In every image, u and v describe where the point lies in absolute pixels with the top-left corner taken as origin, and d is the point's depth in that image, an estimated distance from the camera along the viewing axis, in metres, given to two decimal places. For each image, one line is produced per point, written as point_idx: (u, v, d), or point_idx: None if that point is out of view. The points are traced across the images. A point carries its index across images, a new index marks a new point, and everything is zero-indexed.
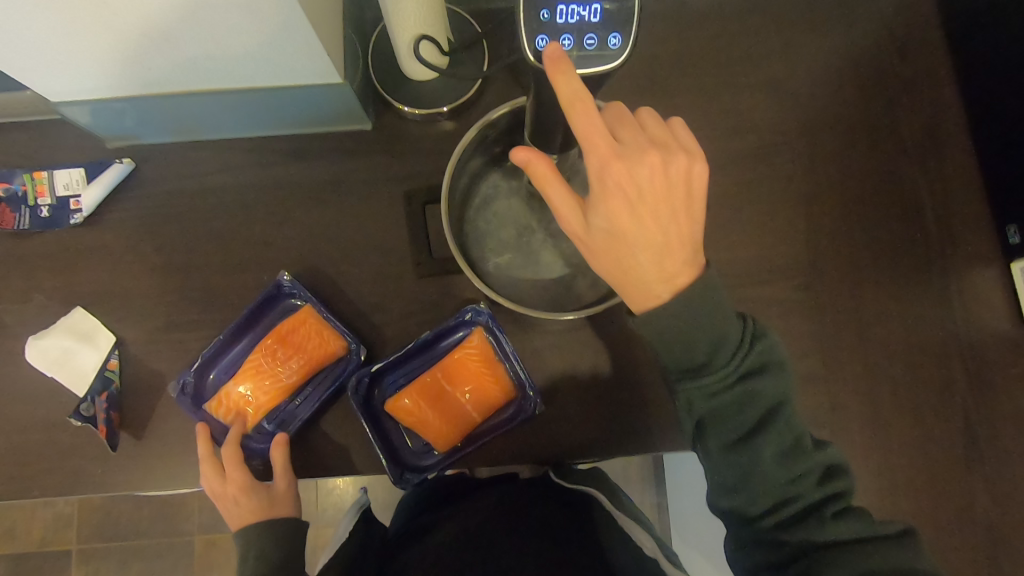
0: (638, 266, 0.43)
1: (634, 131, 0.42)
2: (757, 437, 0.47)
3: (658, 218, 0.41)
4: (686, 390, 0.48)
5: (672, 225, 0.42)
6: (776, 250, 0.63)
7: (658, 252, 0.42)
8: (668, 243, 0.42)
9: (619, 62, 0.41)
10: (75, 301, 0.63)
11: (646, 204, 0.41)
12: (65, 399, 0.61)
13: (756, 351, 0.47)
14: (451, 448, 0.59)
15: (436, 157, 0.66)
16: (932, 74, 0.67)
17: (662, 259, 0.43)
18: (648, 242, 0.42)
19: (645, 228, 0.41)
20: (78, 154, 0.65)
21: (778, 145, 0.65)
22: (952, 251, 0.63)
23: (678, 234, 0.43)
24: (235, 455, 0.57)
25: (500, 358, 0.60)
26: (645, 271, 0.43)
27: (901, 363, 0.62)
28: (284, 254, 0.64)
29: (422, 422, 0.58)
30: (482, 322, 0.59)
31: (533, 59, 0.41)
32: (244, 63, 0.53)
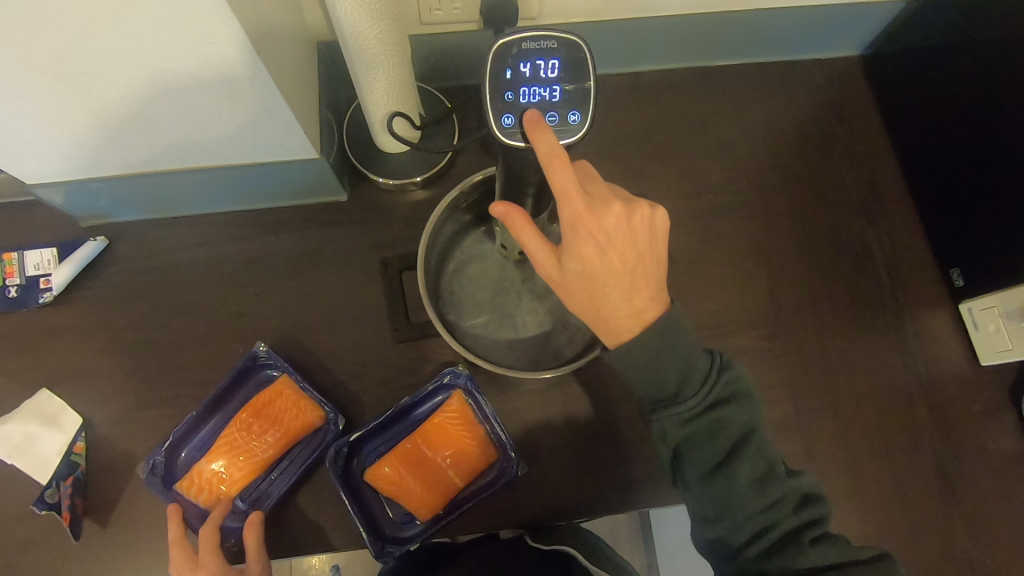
0: (609, 304, 0.45)
1: (599, 185, 0.45)
2: (731, 465, 0.48)
3: (626, 262, 0.43)
4: (661, 420, 0.49)
5: (638, 266, 0.44)
6: (741, 301, 0.66)
7: (625, 292, 0.45)
8: (635, 282, 0.45)
9: (580, 135, 0.44)
10: (40, 383, 0.61)
11: (614, 248, 0.43)
12: (25, 487, 0.58)
13: (724, 379, 0.49)
14: (433, 515, 0.58)
15: (410, 224, 0.68)
16: (867, 133, 0.73)
17: (631, 296, 0.45)
18: (616, 283, 0.44)
19: (614, 270, 0.43)
20: (51, 234, 0.65)
21: (734, 202, 0.70)
22: (904, 294, 0.67)
23: (644, 275, 0.45)
24: (210, 539, 0.53)
25: (480, 421, 0.59)
26: (615, 308, 0.45)
27: (869, 406, 0.64)
28: (261, 325, 0.64)
29: (402, 489, 0.57)
30: (462, 384, 0.60)
31: (500, 135, 0.44)
32: (222, 143, 0.55)
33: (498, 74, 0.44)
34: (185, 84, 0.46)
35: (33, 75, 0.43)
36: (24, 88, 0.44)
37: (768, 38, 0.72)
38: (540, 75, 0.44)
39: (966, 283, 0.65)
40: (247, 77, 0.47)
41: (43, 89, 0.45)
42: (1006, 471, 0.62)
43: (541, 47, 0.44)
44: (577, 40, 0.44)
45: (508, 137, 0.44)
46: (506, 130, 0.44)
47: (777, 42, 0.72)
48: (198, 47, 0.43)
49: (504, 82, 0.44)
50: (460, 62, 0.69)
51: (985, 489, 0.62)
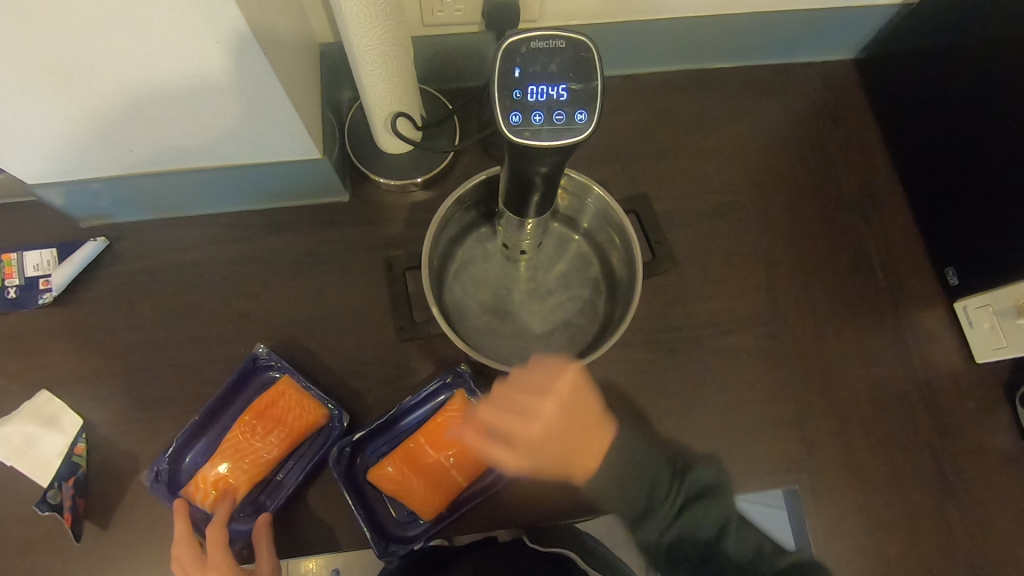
0: (575, 460, 0.52)
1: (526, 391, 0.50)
2: (715, 556, 0.54)
3: (578, 423, 0.51)
4: (644, 532, 0.55)
5: (581, 409, 0.51)
6: (740, 300, 0.67)
7: (585, 435, 0.52)
8: (587, 429, 0.52)
9: (588, 133, 0.43)
10: (40, 384, 0.61)
11: (562, 433, 0.50)
12: (24, 490, 0.57)
13: (686, 481, 0.56)
14: (437, 515, 0.58)
15: (412, 224, 0.68)
16: (862, 136, 0.74)
17: (589, 442, 0.52)
18: (576, 456, 0.52)
19: (569, 443, 0.51)
20: (51, 234, 0.65)
21: (733, 203, 0.71)
22: (900, 293, 0.68)
23: (591, 419, 0.52)
24: (218, 538, 0.53)
25: None
26: (584, 451, 0.52)
27: (867, 403, 0.64)
28: (262, 326, 0.64)
29: (407, 489, 0.57)
30: (464, 383, 0.60)
31: (507, 133, 0.44)
32: (225, 142, 0.55)
33: (506, 73, 0.44)
34: (189, 83, 0.47)
35: (40, 74, 0.43)
36: (32, 87, 0.44)
37: (764, 42, 0.73)
38: (548, 74, 0.44)
39: (960, 282, 0.66)
40: (254, 79, 0.47)
41: (49, 88, 0.45)
42: (1001, 467, 0.63)
43: (550, 47, 0.44)
44: (586, 41, 0.44)
45: (515, 134, 0.44)
46: (513, 128, 0.43)
47: (772, 45, 0.73)
48: (206, 46, 0.43)
49: (513, 81, 0.44)
50: (461, 64, 0.70)
51: (981, 485, 0.62)
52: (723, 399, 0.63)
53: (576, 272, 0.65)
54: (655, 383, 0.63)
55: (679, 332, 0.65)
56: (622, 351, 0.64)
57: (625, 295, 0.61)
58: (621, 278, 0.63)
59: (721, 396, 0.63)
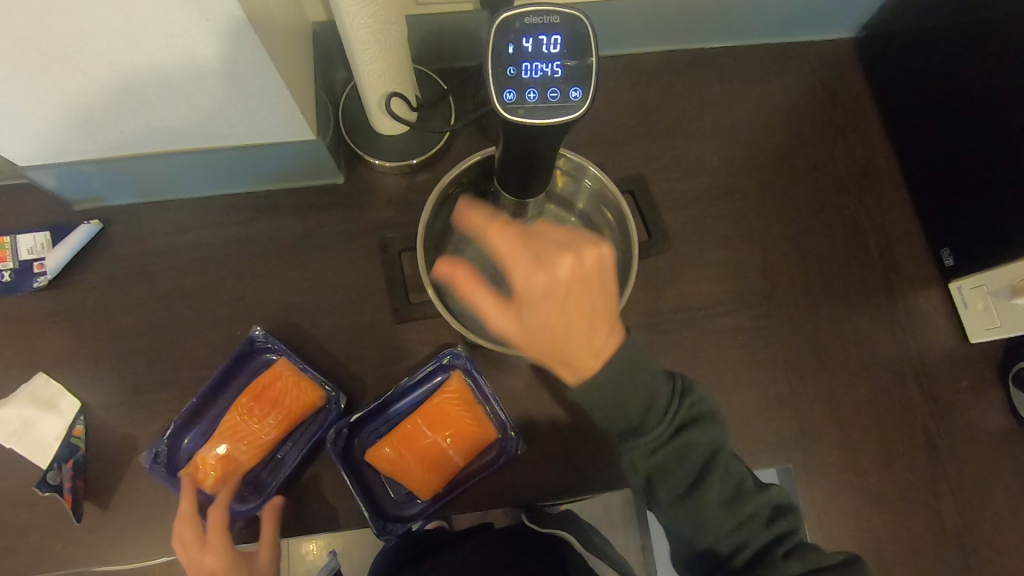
0: (570, 351, 0.45)
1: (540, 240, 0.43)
2: (699, 488, 0.49)
3: (584, 303, 0.43)
4: (630, 450, 0.49)
5: (596, 307, 0.43)
6: (736, 282, 0.67)
7: (587, 325, 0.44)
8: (594, 327, 0.44)
9: (582, 111, 0.43)
10: (37, 368, 0.61)
11: (569, 297, 0.42)
12: (24, 472, 0.58)
13: (686, 403, 0.49)
14: (434, 494, 0.58)
15: (407, 206, 0.68)
16: (860, 116, 0.73)
17: (592, 333, 0.44)
18: (579, 340, 0.44)
19: (573, 320, 0.43)
20: (44, 217, 0.64)
21: (730, 184, 0.70)
22: (896, 275, 0.68)
23: (602, 311, 0.44)
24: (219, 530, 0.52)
25: (479, 402, 0.60)
26: (576, 349, 0.44)
27: (861, 383, 0.65)
28: (259, 308, 0.64)
29: (405, 469, 0.57)
30: (461, 365, 0.60)
31: (502, 111, 0.43)
32: (218, 123, 0.54)
33: (500, 49, 0.43)
34: (179, 64, 0.46)
35: (28, 53, 0.42)
36: (20, 67, 0.44)
37: (762, 20, 0.72)
38: (542, 50, 0.43)
39: (956, 262, 0.66)
40: (245, 60, 0.46)
41: (38, 68, 0.44)
42: (993, 445, 0.64)
43: (544, 23, 0.43)
44: (579, 16, 0.44)
45: (510, 112, 0.43)
46: (507, 105, 0.43)
47: (771, 24, 0.73)
48: (196, 25, 0.42)
49: (506, 57, 0.44)
50: (456, 44, 0.69)
51: (973, 463, 0.63)
52: (718, 380, 0.64)
53: None
54: (651, 363, 0.64)
55: (675, 313, 0.65)
56: None
57: (621, 276, 0.61)
58: (618, 259, 0.62)
59: (716, 377, 0.64)
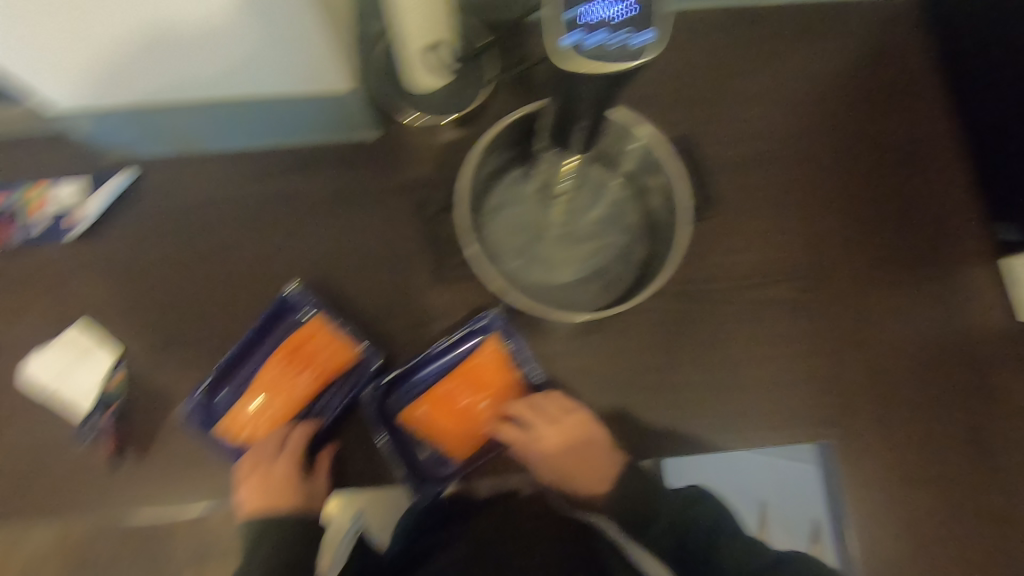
0: (578, 482, 0.61)
1: (573, 422, 0.59)
2: None
3: (590, 462, 0.60)
4: None
5: (599, 466, 0.60)
6: (779, 250, 0.65)
7: (587, 465, 0.61)
8: (598, 476, 0.61)
9: (657, 53, 0.38)
10: (72, 318, 0.61)
11: (582, 459, 0.60)
12: (61, 419, 0.58)
13: None
14: (469, 456, 0.59)
15: (442, 165, 0.66)
16: (919, 80, 0.70)
17: (595, 476, 0.61)
18: (584, 483, 0.61)
19: (584, 473, 0.61)
20: (76, 166, 0.64)
21: (777, 149, 0.67)
22: (947, 250, 0.65)
23: (599, 467, 0.60)
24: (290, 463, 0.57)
25: (514, 365, 0.60)
26: (585, 479, 0.61)
27: (904, 359, 0.63)
28: (291, 266, 0.63)
29: (442, 430, 0.58)
30: (495, 328, 0.59)
31: (566, 53, 0.38)
32: (251, 72, 0.52)
33: None
34: (215, 8, 0.43)
35: None
36: (47, 5, 0.41)
37: None
38: None
39: (1017, 237, 0.64)
40: (283, 5, 0.44)
41: (65, 7, 0.42)
42: None
43: None
44: None
45: (568, 57, 0.38)
46: (572, 48, 0.38)
47: None
48: None
49: None
50: None
51: (1016, 444, 0.62)
52: (759, 350, 0.62)
53: (616, 217, 0.63)
54: (689, 332, 0.62)
55: (715, 282, 0.64)
56: (657, 299, 0.63)
57: (666, 242, 0.58)
58: (664, 224, 0.60)
59: (758, 347, 0.62)
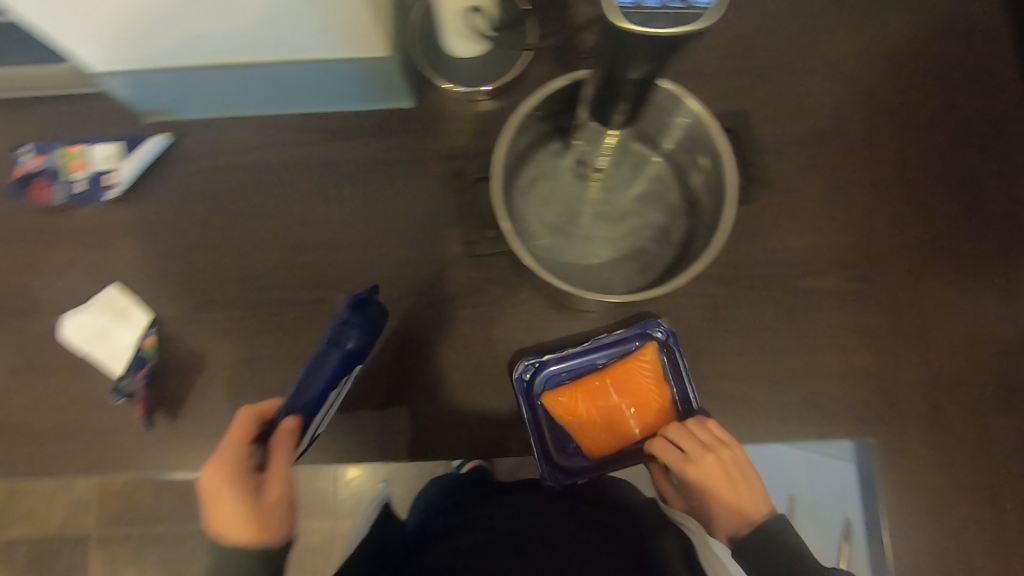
0: (720, 516, 0.56)
1: (732, 455, 0.54)
2: None
3: (736, 494, 0.55)
4: None
5: (743, 498, 0.56)
6: (833, 238, 0.61)
7: (736, 499, 0.56)
8: (743, 512, 0.56)
9: (710, 20, 0.35)
10: (110, 279, 0.61)
11: (732, 492, 0.55)
12: (96, 379, 0.59)
13: None
14: (603, 458, 0.58)
15: (478, 136, 0.64)
16: (999, 56, 0.64)
17: (741, 513, 0.56)
18: (727, 519, 0.56)
19: (728, 507, 0.56)
20: (116, 127, 0.64)
21: (837, 129, 0.63)
22: (1017, 243, 0.61)
23: (745, 503, 0.56)
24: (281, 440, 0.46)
25: (668, 379, 0.59)
26: (731, 514, 0.56)
27: (963, 358, 0.59)
28: (323, 235, 0.62)
29: (580, 424, 0.58)
30: (661, 336, 0.59)
31: (613, 15, 0.36)
32: (289, 34, 0.51)
33: None
34: None
35: None
36: None
37: None
38: None
39: None
40: None
41: None
42: None
43: None
44: None
45: (618, 16, 0.36)
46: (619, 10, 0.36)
47: None
48: None
49: None
50: None
51: None
52: (804, 342, 0.59)
53: (655, 197, 0.61)
54: (729, 320, 0.60)
55: (760, 268, 0.60)
56: (696, 283, 0.60)
57: (710, 223, 0.56)
58: (706, 205, 0.57)
59: (800, 341, 0.59)
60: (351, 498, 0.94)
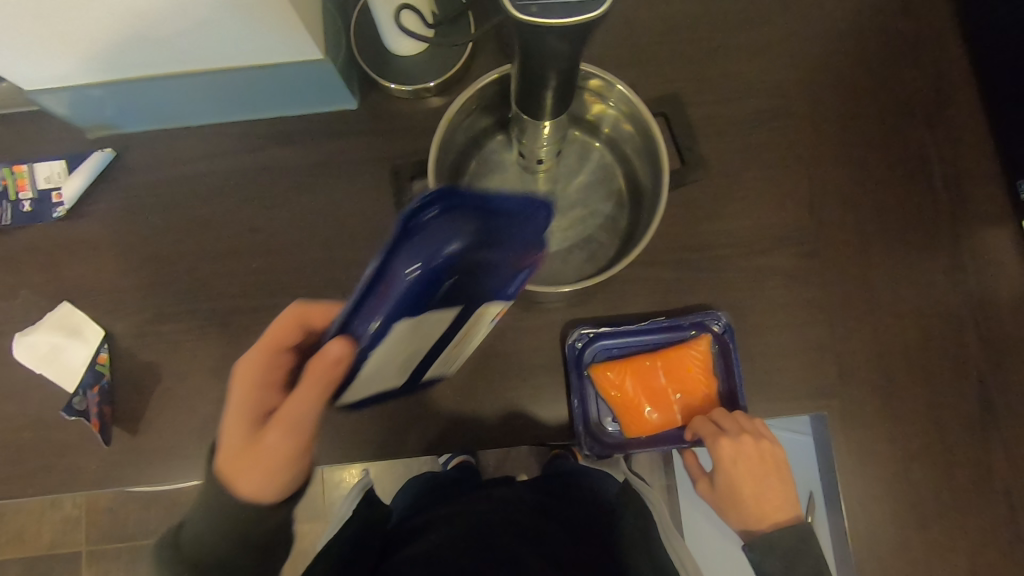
0: (743, 506, 0.57)
1: (768, 444, 0.56)
2: None
3: (763, 486, 0.57)
4: None
5: (769, 491, 0.57)
6: (780, 217, 0.61)
7: (762, 491, 0.57)
8: (766, 506, 0.57)
9: (605, 7, 0.36)
10: (62, 296, 0.61)
11: (760, 482, 0.57)
12: (53, 397, 0.59)
13: None
14: (636, 433, 0.59)
15: (423, 134, 0.64)
16: (938, 26, 0.64)
17: (762, 505, 0.57)
18: (746, 512, 0.57)
19: (751, 500, 0.57)
20: (59, 144, 0.63)
21: (780, 108, 0.63)
22: (962, 212, 0.61)
23: (769, 498, 0.57)
24: (327, 372, 0.36)
25: (718, 371, 0.59)
26: (752, 506, 0.57)
27: (912, 329, 0.59)
28: (273, 241, 0.62)
29: (624, 398, 0.58)
30: (718, 329, 0.59)
31: (510, 8, 0.36)
32: (216, 40, 0.51)
33: None
34: None
35: None
36: None
37: None
38: None
39: None
40: None
41: None
42: None
43: None
44: None
45: (517, 10, 0.36)
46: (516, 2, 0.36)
47: None
48: None
49: None
50: None
51: None
52: (755, 322, 0.59)
53: (599, 184, 0.61)
54: (680, 303, 0.60)
55: (708, 250, 0.61)
56: (645, 269, 0.60)
57: (649, 207, 0.56)
58: (645, 189, 0.58)
59: (752, 322, 0.59)
60: (335, 496, 0.96)
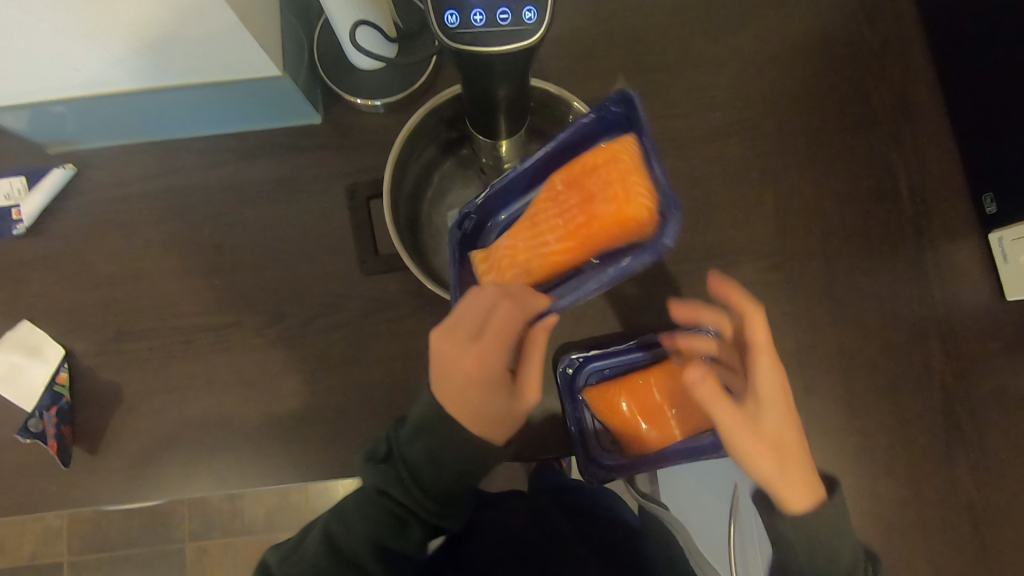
0: (787, 460, 0.45)
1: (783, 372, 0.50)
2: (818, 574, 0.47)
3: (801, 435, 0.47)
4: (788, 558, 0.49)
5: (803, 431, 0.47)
6: (745, 230, 0.61)
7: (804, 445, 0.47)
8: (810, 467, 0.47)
9: (540, 36, 0.37)
10: (23, 315, 0.61)
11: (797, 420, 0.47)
12: (14, 417, 0.59)
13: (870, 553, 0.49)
14: (636, 455, 0.57)
15: (386, 148, 0.63)
16: (904, 38, 0.64)
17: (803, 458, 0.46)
18: (792, 466, 0.46)
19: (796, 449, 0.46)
20: (20, 161, 0.63)
21: (745, 121, 0.63)
22: (927, 225, 0.61)
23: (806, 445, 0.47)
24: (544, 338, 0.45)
25: None
26: (796, 464, 0.46)
27: (877, 343, 0.59)
28: (237, 257, 0.62)
29: (624, 421, 0.56)
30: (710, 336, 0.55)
31: (443, 37, 0.37)
32: (167, 57, 0.50)
33: None
34: None
35: None
36: None
37: None
38: None
39: (999, 210, 0.58)
40: None
41: None
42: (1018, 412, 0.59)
43: None
44: None
45: (452, 40, 0.37)
46: (449, 31, 0.37)
47: None
48: None
49: None
50: None
51: (994, 429, 0.58)
52: None
53: None
54: (644, 319, 0.60)
55: (673, 265, 0.60)
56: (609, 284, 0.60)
57: None
58: None
59: None
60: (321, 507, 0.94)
